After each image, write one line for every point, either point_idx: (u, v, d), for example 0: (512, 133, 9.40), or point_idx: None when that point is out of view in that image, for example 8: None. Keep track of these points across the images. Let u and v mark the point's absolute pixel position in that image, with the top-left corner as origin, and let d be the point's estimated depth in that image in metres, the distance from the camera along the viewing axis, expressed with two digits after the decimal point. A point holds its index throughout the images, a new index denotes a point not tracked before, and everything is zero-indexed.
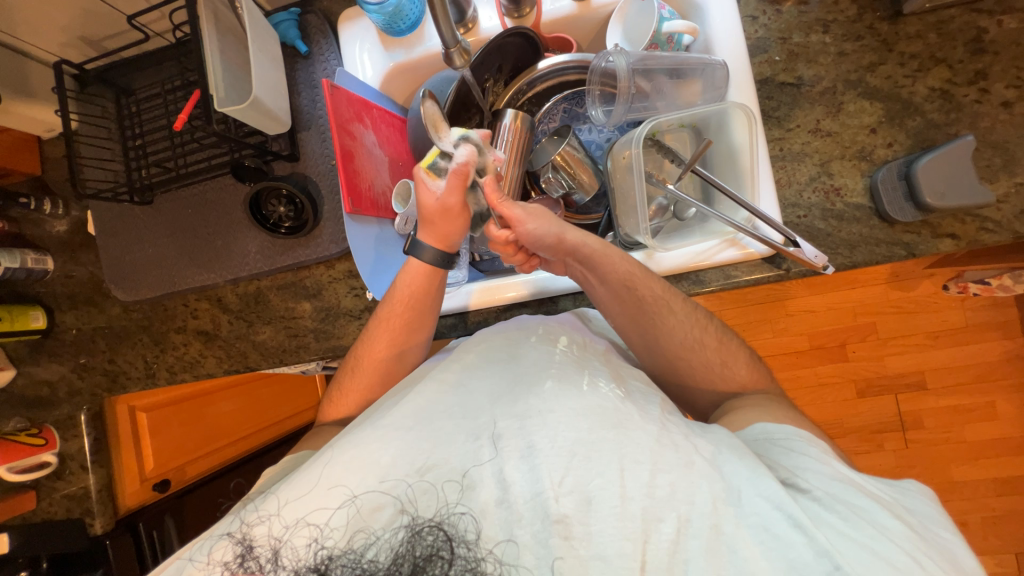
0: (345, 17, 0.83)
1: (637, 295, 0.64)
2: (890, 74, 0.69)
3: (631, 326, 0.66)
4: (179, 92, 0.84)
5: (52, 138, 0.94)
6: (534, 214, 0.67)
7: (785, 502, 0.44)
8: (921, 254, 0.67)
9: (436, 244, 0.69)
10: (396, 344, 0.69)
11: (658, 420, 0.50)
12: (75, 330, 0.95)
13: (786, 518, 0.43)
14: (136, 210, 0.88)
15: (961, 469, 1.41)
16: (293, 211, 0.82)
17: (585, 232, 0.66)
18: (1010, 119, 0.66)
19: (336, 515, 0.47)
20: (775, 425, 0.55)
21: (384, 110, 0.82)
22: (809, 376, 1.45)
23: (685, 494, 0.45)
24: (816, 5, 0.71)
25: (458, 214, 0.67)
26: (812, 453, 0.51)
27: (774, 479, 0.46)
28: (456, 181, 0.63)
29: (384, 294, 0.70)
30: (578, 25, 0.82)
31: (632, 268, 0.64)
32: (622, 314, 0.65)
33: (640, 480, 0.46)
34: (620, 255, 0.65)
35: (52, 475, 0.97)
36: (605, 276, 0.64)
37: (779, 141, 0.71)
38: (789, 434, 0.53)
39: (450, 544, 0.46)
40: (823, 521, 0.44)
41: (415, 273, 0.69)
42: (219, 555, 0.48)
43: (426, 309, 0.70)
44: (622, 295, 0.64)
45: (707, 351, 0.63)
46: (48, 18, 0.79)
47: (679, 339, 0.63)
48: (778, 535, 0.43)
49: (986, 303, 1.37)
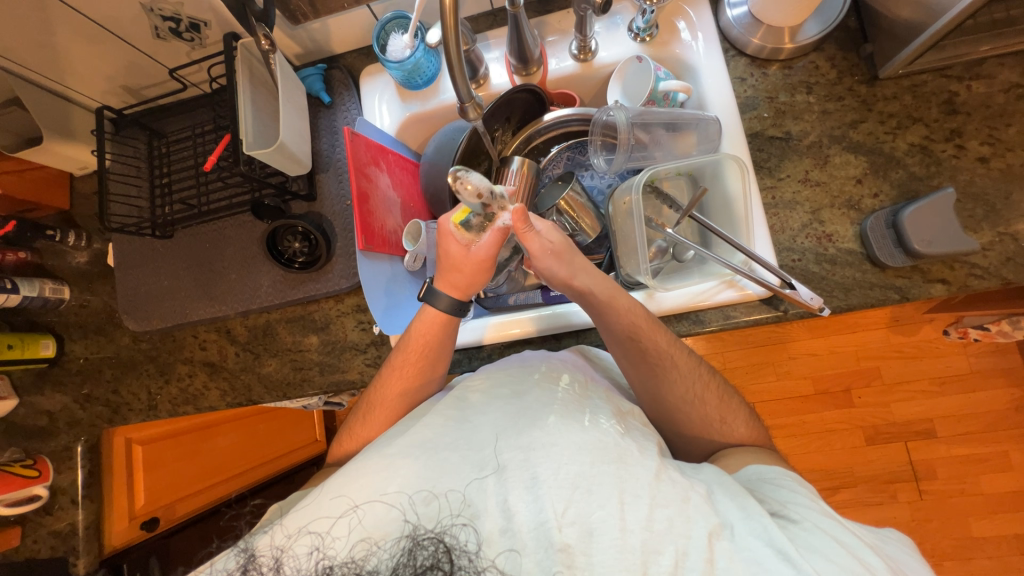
0: (367, 72, 0.90)
1: (642, 343, 0.64)
2: (871, 131, 0.74)
3: (631, 368, 0.65)
4: (209, 136, 0.91)
5: (85, 175, 0.99)
6: (551, 253, 0.67)
7: (776, 537, 0.45)
8: (914, 298, 0.69)
9: (455, 295, 0.70)
10: (408, 390, 0.69)
11: (657, 456, 0.51)
12: (82, 359, 0.95)
13: (775, 553, 0.44)
14: (156, 243, 0.92)
15: (980, 524, 1.35)
16: (308, 246, 0.86)
17: (597, 278, 0.67)
18: (987, 173, 0.70)
19: (337, 524, 0.48)
20: (767, 466, 0.58)
21: (398, 155, 0.88)
22: (815, 421, 1.42)
23: (682, 527, 0.45)
24: (800, 69, 0.78)
25: (484, 267, 0.69)
26: (803, 492, 0.53)
27: (765, 515, 0.47)
28: (495, 237, 0.67)
29: (400, 339, 0.71)
30: (581, 83, 0.89)
31: (640, 319, 0.64)
32: (623, 356, 0.66)
33: (640, 513, 0.45)
34: (627, 305, 0.65)
35: (40, 510, 0.95)
36: (610, 318, 0.65)
37: (770, 189, 0.76)
38: (779, 473, 0.56)
39: (450, 556, 0.45)
40: (813, 553, 0.45)
41: (429, 323, 0.70)
42: (222, 563, 0.49)
43: (437, 359, 0.70)
44: (625, 341, 0.65)
45: (715, 397, 0.65)
46: (96, 70, 0.87)
47: (679, 398, 0.64)
48: (771, 572, 0.43)
49: (988, 349, 1.38)
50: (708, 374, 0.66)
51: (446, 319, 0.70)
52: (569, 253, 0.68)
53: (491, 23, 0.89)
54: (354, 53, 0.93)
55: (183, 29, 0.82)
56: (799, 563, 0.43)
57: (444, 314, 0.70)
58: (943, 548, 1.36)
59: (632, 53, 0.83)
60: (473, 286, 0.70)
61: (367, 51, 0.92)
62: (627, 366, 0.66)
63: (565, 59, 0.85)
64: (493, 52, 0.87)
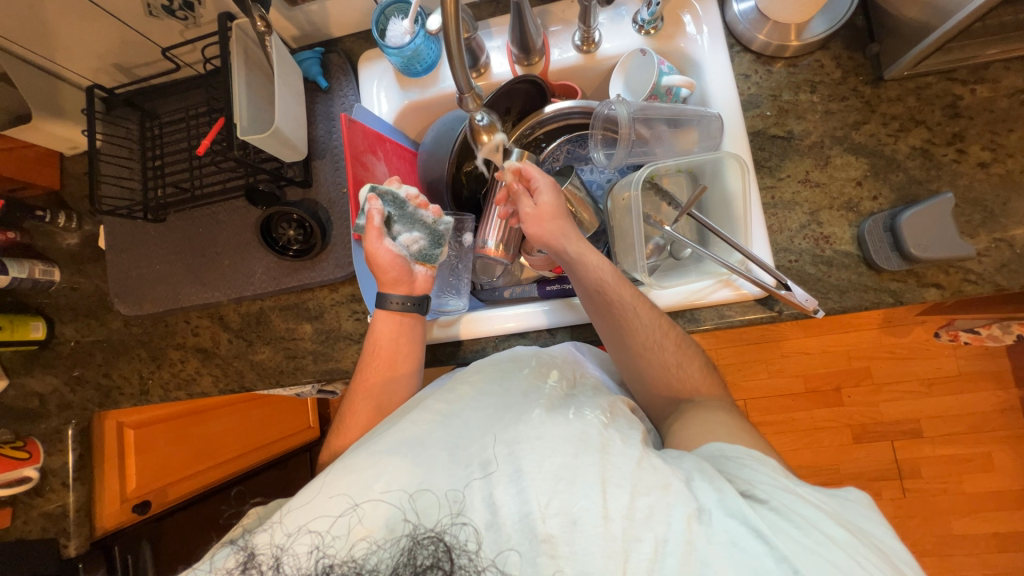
0: (365, 57, 0.89)
1: (606, 296, 0.67)
2: (874, 132, 0.73)
3: (599, 321, 0.69)
4: (203, 119, 0.89)
5: (75, 155, 0.97)
6: (535, 216, 0.72)
7: (746, 514, 0.44)
8: (908, 302, 0.69)
9: (400, 292, 0.74)
10: (388, 388, 0.71)
11: (639, 446, 0.50)
12: (73, 342, 0.95)
13: (749, 531, 0.43)
14: (147, 227, 0.90)
15: (961, 523, 1.38)
16: (302, 234, 0.85)
17: (577, 239, 0.71)
18: (987, 178, 0.70)
19: (337, 523, 0.48)
20: (727, 445, 0.54)
21: (396, 144, 0.86)
22: (804, 419, 1.44)
23: (661, 516, 0.45)
24: (805, 67, 0.77)
25: (380, 257, 0.72)
26: (768, 470, 0.50)
27: (734, 491, 0.46)
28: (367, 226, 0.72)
29: (370, 343, 0.73)
30: (583, 75, 0.88)
31: (608, 275, 0.68)
32: (591, 312, 0.69)
33: (621, 501, 0.46)
34: (598, 262, 0.69)
35: (30, 492, 0.95)
36: (580, 274, 0.69)
37: (770, 189, 0.75)
38: (739, 452, 0.53)
39: (450, 555, 0.46)
40: (786, 534, 0.43)
41: (402, 326, 0.74)
42: (223, 563, 0.49)
43: (401, 350, 0.73)
44: (593, 294, 0.68)
45: (661, 332, 0.66)
46: (86, 47, 0.84)
47: (639, 347, 0.66)
48: (747, 552, 0.43)
49: (978, 352, 1.39)
50: (668, 325, 0.68)
51: (403, 322, 0.73)
52: (554, 217, 0.71)
53: (494, 10, 0.87)
54: (353, 37, 0.91)
55: (176, 7, 0.79)
56: (768, 538, 0.43)
57: (398, 316, 0.73)
58: (925, 544, 1.39)
59: (636, 46, 0.81)
60: (402, 280, 0.74)
61: (367, 35, 0.90)
62: (594, 317, 0.70)
63: (568, 50, 0.84)
64: (495, 41, 0.85)
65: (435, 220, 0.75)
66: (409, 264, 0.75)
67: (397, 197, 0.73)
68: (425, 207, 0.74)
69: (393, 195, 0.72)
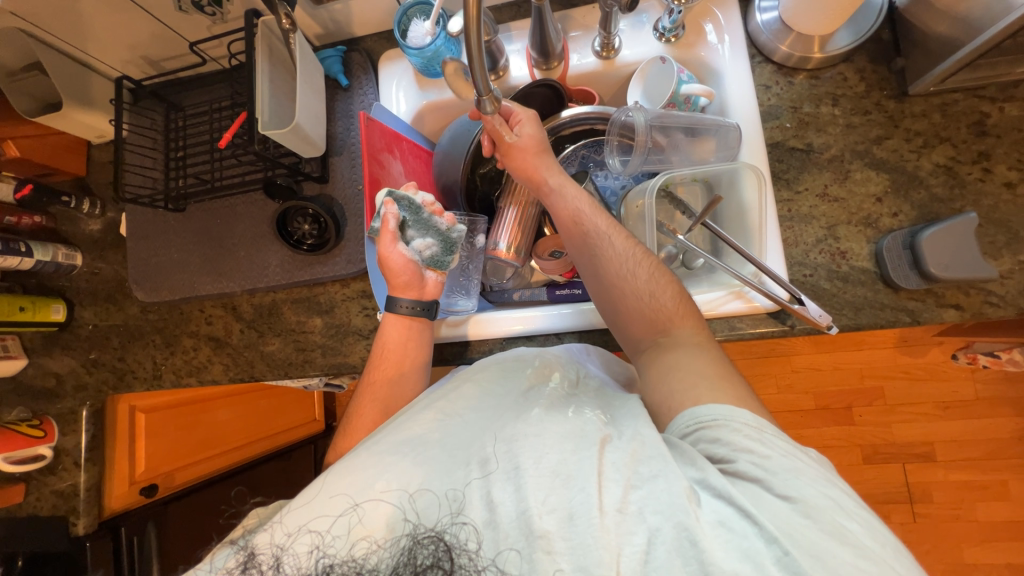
0: (386, 56, 0.90)
1: (583, 227, 0.68)
2: (896, 148, 0.72)
3: (576, 253, 0.70)
4: (226, 112, 0.91)
5: (102, 144, 1.00)
6: (516, 150, 0.73)
7: (730, 494, 0.44)
8: (925, 322, 0.68)
9: (411, 296, 0.74)
10: (393, 385, 0.71)
11: (633, 435, 0.50)
12: (91, 325, 0.97)
13: (736, 512, 0.43)
14: (168, 216, 0.92)
15: (972, 551, 1.35)
16: (317, 229, 0.86)
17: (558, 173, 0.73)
18: (1013, 199, 0.68)
19: (337, 523, 0.48)
20: (705, 407, 0.50)
21: (412, 143, 0.87)
22: (812, 436, 1.42)
23: (655, 504, 0.44)
24: (827, 79, 0.76)
25: (394, 262, 0.73)
26: (752, 436, 0.47)
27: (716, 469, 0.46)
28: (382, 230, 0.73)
29: (377, 345, 0.74)
30: (601, 81, 0.88)
31: (584, 205, 0.70)
32: (570, 245, 0.70)
33: (615, 496, 0.45)
34: (574, 193, 0.71)
35: (44, 470, 0.97)
36: (558, 205, 0.71)
37: (787, 202, 0.74)
38: (715, 413, 0.49)
39: (450, 554, 0.46)
40: (773, 513, 0.42)
41: (410, 327, 0.74)
42: (223, 562, 0.50)
43: (408, 350, 0.73)
44: (570, 226, 0.70)
45: (635, 262, 0.65)
46: (118, 39, 0.87)
47: (615, 279, 0.64)
48: (737, 533, 0.42)
49: (997, 376, 1.35)
50: (645, 253, 0.66)
51: (412, 325, 0.74)
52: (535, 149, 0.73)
53: (515, 13, 0.88)
54: (375, 36, 0.92)
55: (205, 3, 0.81)
56: (756, 518, 0.42)
57: (408, 319, 0.74)
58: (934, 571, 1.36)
59: (656, 53, 0.81)
60: (413, 284, 0.74)
61: (389, 35, 0.91)
62: (572, 251, 0.70)
63: (587, 55, 0.84)
64: (515, 44, 0.85)
65: (448, 226, 0.76)
66: (420, 269, 0.76)
67: (412, 203, 0.74)
68: (440, 214, 0.76)
69: (409, 200, 0.74)
